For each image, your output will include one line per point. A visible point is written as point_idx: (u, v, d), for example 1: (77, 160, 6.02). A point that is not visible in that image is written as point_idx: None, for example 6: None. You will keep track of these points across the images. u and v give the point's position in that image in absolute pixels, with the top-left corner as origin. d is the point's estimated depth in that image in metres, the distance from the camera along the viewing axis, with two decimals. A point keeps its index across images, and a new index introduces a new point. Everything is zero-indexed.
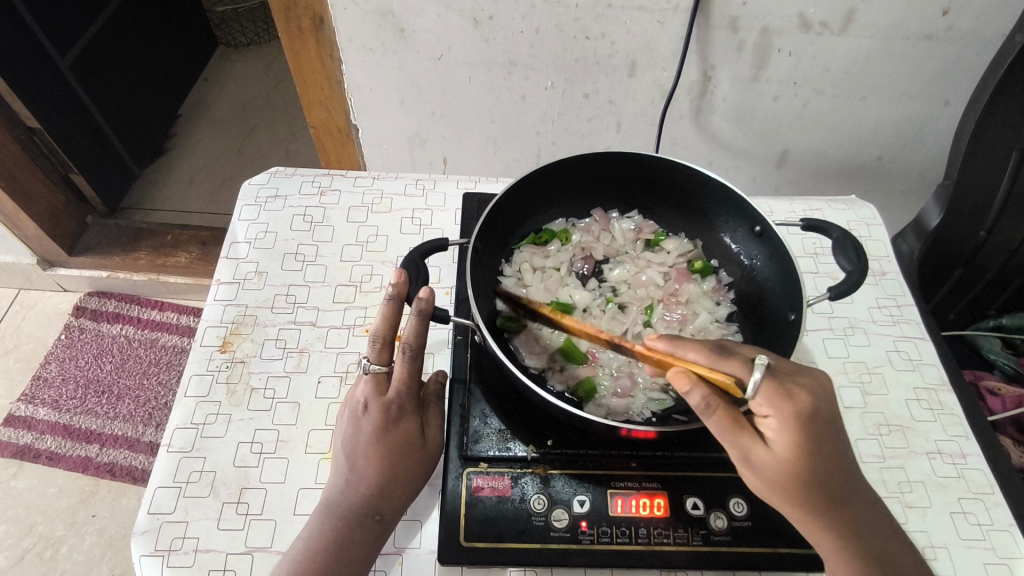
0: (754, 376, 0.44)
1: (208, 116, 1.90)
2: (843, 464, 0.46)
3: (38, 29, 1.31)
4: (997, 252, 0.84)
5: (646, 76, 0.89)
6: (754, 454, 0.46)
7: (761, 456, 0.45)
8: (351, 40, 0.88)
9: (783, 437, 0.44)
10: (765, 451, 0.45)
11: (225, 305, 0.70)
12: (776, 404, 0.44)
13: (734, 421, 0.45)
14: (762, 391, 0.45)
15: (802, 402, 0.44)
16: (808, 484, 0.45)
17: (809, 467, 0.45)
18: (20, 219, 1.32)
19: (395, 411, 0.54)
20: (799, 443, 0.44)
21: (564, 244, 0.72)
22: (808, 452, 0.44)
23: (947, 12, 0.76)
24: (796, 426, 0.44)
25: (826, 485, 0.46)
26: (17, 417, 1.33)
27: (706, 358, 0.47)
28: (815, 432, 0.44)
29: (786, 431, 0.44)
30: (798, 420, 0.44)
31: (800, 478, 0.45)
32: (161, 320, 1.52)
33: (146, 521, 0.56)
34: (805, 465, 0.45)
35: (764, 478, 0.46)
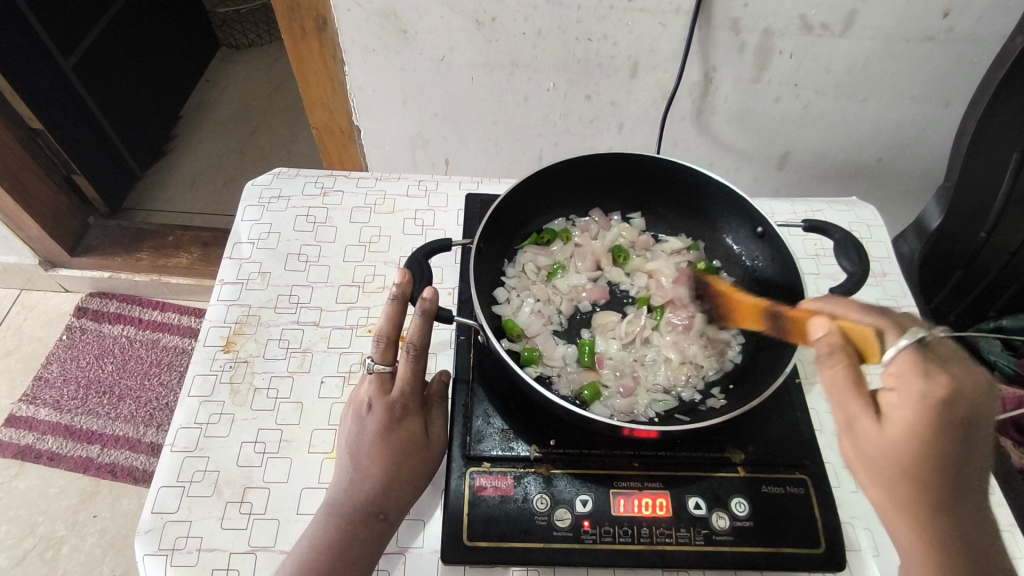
0: (897, 344, 0.43)
1: (210, 117, 1.90)
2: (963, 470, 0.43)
3: (42, 29, 1.31)
4: (998, 253, 0.83)
5: (648, 77, 0.89)
6: (862, 426, 0.44)
7: (868, 430, 0.44)
8: (354, 41, 0.88)
9: (905, 414, 0.42)
10: (874, 425, 0.44)
11: (228, 305, 0.70)
12: (910, 378, 0.42)
13: (854, 379, 0.45)
14: (900, 358, 0.43)
15: (944, 385, 0.41)
16: (915, 475, 0.43)
17: (924, 456, 0.42)
18: (23, 219, 1.33)
19: (399, 411, 0.54)
20: (915, 425, 0.42)
21: (565, 243, 0.72)
22: (924, 439, 0.42)
23: (947, 14, 0.77)
24: (921, 404, 0.41)
25: (938, 485, 0.43)
26: (19, 418, 1.33)
27: (868, 313, 0.46)
28: (946, 421, 0.41)
29: (909, 409, 0.42)
30: (928, 403, 0.41)
31: (907, 465, 0.43)
32: (163, 321, 1.52)
33: (149, 520, 0.56)
34: (917, 452, 0.42)
35: (865, 454, 0.45)
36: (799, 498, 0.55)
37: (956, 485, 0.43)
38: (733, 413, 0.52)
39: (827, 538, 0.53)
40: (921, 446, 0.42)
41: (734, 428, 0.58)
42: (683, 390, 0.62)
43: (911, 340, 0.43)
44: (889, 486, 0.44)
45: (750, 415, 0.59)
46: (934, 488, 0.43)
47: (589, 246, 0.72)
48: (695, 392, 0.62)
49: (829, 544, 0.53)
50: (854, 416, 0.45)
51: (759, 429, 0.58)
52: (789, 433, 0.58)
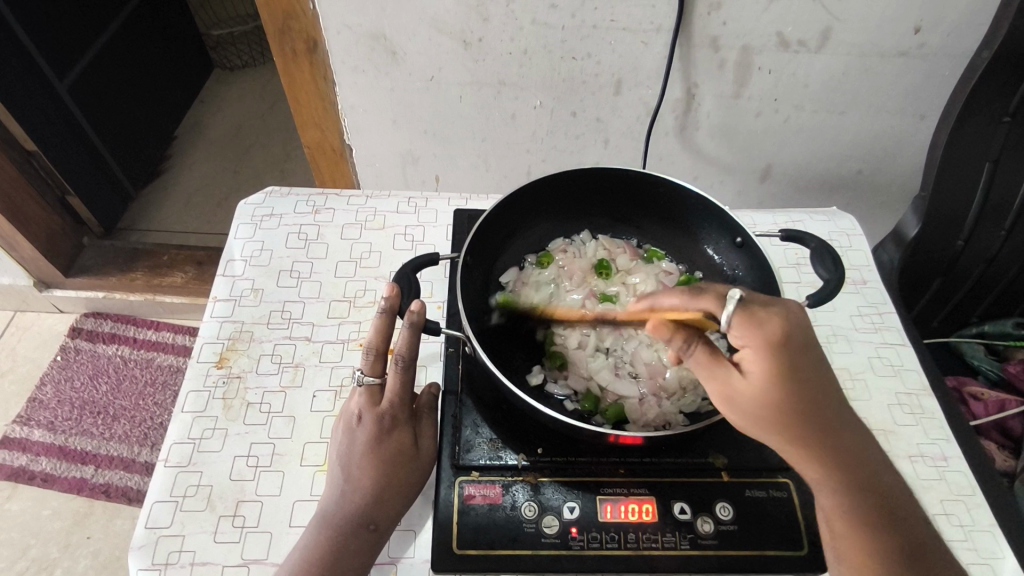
0: (726, 305, 0.46)
1: (204, 138, 1.92)
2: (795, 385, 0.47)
3: (37, 54, 1.33)
4: (976, 261, 0.86)
5: (632, 93, 0.92)
6: (734, 391, 0.47)
7: (742, 392, 0.47)
8: (344, 62, 0.90)
9: (758, 372, 0.46)
10: (744, 383, 0.47)
11: (221, 322, 0.71)
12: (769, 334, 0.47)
13: (710, 358, 0.48)
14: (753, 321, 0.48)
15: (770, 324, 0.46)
16: (794, 417, 0.47)
17: (788, 397, 0.46)
18: (18, 241, 1.34)
19: (389, 422, 0.55)
20: (774, 373, 0.46)
21: (546, 263, 0.73)
22: (775, 377, 0.46)
23: (918, 30, 0.80)
24: (770, 355, 0.45)
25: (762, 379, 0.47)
26: (12, 439, 1.33)
27: (688, 301, 0.48)
28: (786, 357, 0.46)
29: (761, 361, 0.46)
30: (770, 347, 0.45)
31: (777, 410, 0.47)
32: (157, 340, 1.52)
33: (143, 534, 0.57)
34: (780, 396, 0.46)
35: (748, 415, 0.48)
36: (783, 501, 0.56)
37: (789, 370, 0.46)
38: (718, 418, 0.54)
39: (811, 539, 0.54)
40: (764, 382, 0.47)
41: (717, 434, 0.59)
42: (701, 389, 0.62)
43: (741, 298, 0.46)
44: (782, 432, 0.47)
45: (733, 421, 0.60)
46: (810, 423, 0.47)
47: (570, 264, 0.73)
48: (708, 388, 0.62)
49: (813, 547, 0.54)
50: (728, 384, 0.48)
51: (742, 435, 0.60)
52: None
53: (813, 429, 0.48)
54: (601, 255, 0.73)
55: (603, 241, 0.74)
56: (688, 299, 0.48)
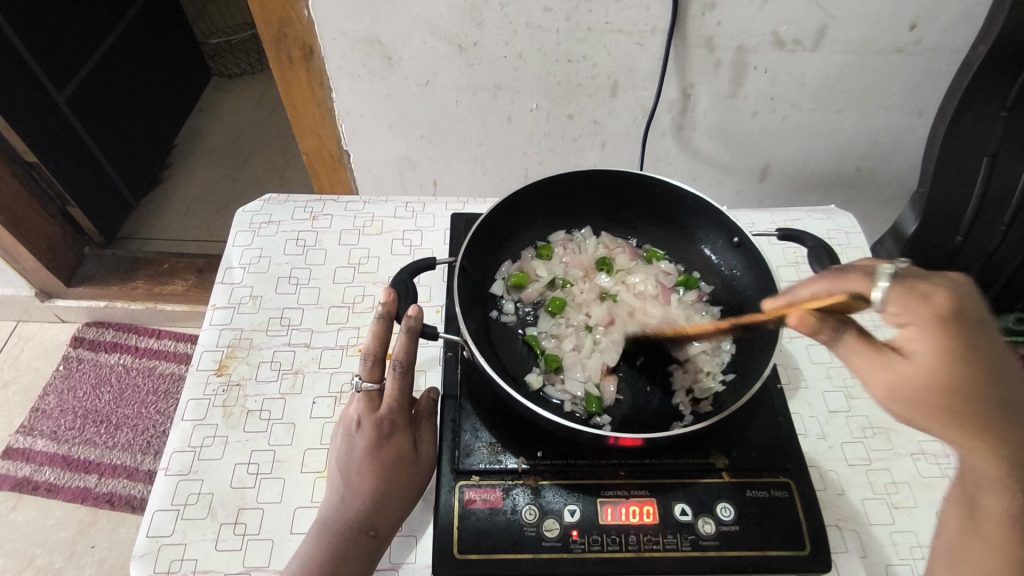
0: (880, 285, 0.44)
1: (203, 146, 1.93)
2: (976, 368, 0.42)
3: (36, 66, 1.34)
4: (976, 255, 0.85)
5: (628, 95, 0.92)
6: (899, 373, 0.43)
7: (907, 376, 0.43)
8: (340, 68, 0.91)
9: (926, 347, 0.42)
10: (910, 364, 0.43)
11: (221, 329, 0.71)
12: (911, 310, 0.43)
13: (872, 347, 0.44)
14: (892, 298, 0.43)
15: (941, 305, 0.42)
16: (963, 402, 0.42)
17: (964, 377, 0.42)
18: (19, 251, 1.34)
19: (388, 428, 0.55)
20: (952, 353, 0.42)
21: (548, 257, 0.73)
22: (949, 352, 0.42)
23: (913, 26, 0.79)
24: (943, 331, 0.42)
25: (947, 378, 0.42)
26: (16, 449, 1.33)
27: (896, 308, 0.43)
28: (959, 331, 0.42)
29: (933, 337, 0.42)
30: (942, 323, 0.42)
31: (952, 393, 0.42)
32: (159, 348, 1.53)
33: (145, 544, 0.57)
34: (955, 377, 0.42)
35: (914, 402, 0.43)
36: (784, 501, 0.56)
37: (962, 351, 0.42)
38: (717, 419, 0.54)
39: (813, 539, 0.54)
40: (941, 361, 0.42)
41: (717, 435, 0.59)
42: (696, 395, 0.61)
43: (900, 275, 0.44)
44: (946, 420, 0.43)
45: (734, 422, 0.60)
46: (980, 411, 0.42)
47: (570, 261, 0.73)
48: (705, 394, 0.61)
49: (814, 546, 0.54)
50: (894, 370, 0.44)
51: (742, 434, 0.59)
52: (772, 438, 0.59)
53: (986, 417, 0.43)
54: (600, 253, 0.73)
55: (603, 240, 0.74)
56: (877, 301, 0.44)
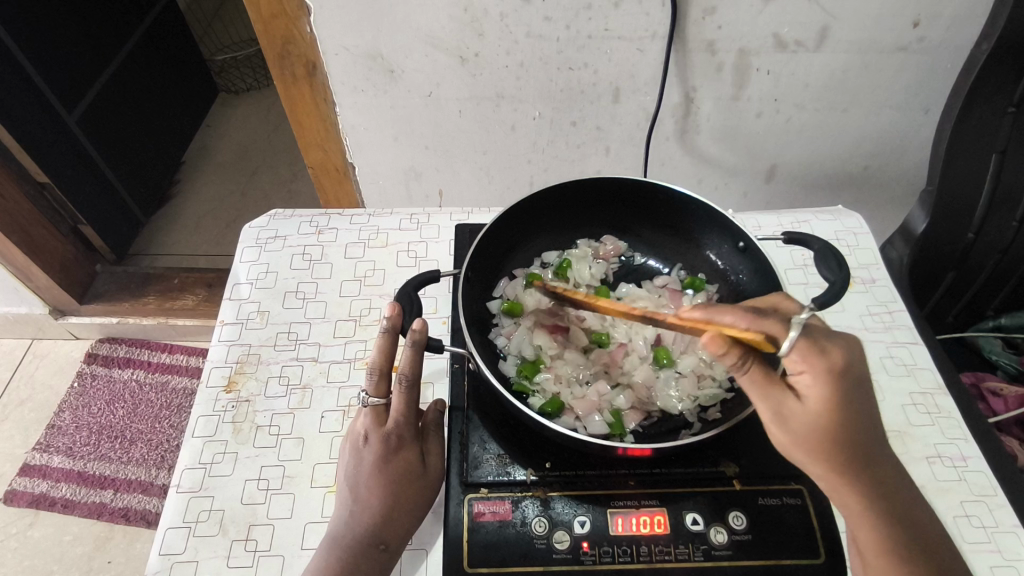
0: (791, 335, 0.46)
1: (212, 162, 1.95)
2: (858, 418, 0.47)
3: (45, 87, 1.36)
4: (989, 252, 0.84)
5: (631, 100, 0.91)
6: (790, 412, 0.47)
7: (796, 415, 0.47)
8: (344, 83, 0.91)
9: (818, 394, 0.46)
10: (801, 407, 0.47)
11: (229, 345, 0.72)
12: (811, 361, 0.46)
13: (767, 380, 0.47)
14: (797, 347, 0.46)
15: (838, 358, 0.46)
16: (835, 448, 0.47)
17: (845, 425, 0.47)
18: (32, 270, 1.36)
19: (395, 441, 0.55)
20: (835, 401, 0.46)
21: (539, 285, 0.71)
22: (834, 401, 0.46)
23: (917, 24, 0.79)
24: (832, 382, 0.46)
25: (843, 429, 0.47)
26: (33, 466, 1.35)
27: (747, 321, 0.47)
28: (846, 387, 0.46)
29: (822, 386, 0.46)
30: (831, 374, 0.46)
31: (830, 437, 0.47)
32: (172, 363, 1.54)
33: (157, 562, 0.57)
34: (833, 424, 0.46)
35: (798, 439, 0.47)
36: (797, 508, 0.55)
37: (854, 411, 0.47)
38: (726, 426, 0.53)
39: (826, 547, 0.53)
40: (829, 412, 0.46)
41: (728, 442, 0.59)
42: (706, 406, 0.61)
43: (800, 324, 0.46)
44: (821, 461, 0.47)
45: (744, 428, 0.60)
46: (855, 451, 0.47)
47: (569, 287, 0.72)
48: (715, 404, 0.61)
49: (829, 553, 0.53)
50: (780, 404, 0.48)
51: (754, 441, 0.59)
52: None
53: (857, 455, 0.48)
54: (565, 256, 0.74)
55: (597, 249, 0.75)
56: (749, 317, 0.47)
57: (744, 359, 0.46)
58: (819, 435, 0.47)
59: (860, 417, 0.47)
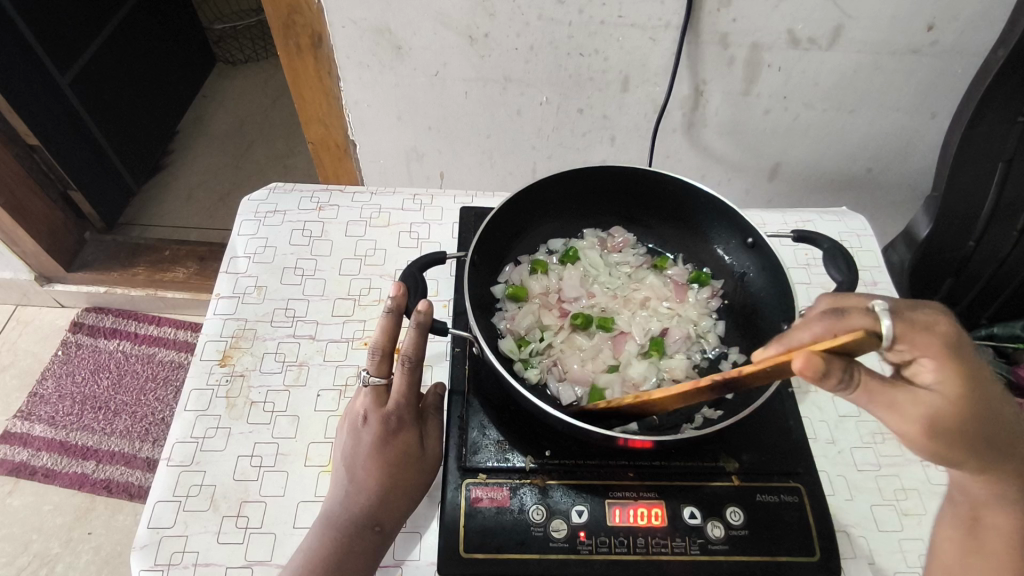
0: (887, 321, 0.41)
1: (206, 133, 1.91)
2: (989, 388, 0.44)
3: (37, 46, 1.32)
4: (987, 261, 0.84)
5: (640, 90, 0.90)
6: (930, 411, 0.42)
7: (940, 413, 0.42)
8: (349, 57, 0.89)
9: (945, 376, 0.42)
10: (935, 398, 0.42)
11: (225, 319, 0.70)
12: (923, 340, 0.42)
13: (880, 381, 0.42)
14: (900, 331, 0.42)
15: (941, 328, 0.43)
16: (982, 434, 0.44)
17: (984, 405, 0.43)
18: (19, 235, 1.33)
19: (395, 423, 0.54)
20: (967, 379, 0.42)
21: (543, 272, 0.71)
22: (968, 381, 0.42)
23: (931, 28, 0.78)
24: (953, 358, 0.43)
25: (984, 409, 0.43)
26: (13, 434, 1.33)
27: (830, 326, 0.42)
28: (967, 359, 0.43)
29: (948, 369, 0.42)
30: (948, 351, 0.43)
31: (974, 426, 0.43)
32: (159, 335, 1.52)
33: (146, 535, 0.56)
34: (975, 408, 0.43)
35: (948, 438, 0.43)
36: (794, 506, 0.55)
37: (985, 383, 0.44)
38: (729, 421, 0.53)
39: (822, 545, 0.54)
40: (971, 391, 0.42)
41: (727, 437, 0.59)
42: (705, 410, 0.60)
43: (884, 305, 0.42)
44: (974, 452, 0.44)
45: (743, 425, 0.60)
46: (997, 432, 0.45)
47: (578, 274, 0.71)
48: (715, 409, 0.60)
49: (824, 552, 0.53)
50: (918, 409, 0.42)
51: (752, 438, 0.59)
52: (783, 441, 0.59)
53: (999, 436, 0.45)
54: (571, 244, 0.73)
55: (603, 239, 0.75)
56: (831, 320, 0.42)
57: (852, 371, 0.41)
58: (968, 424, 0.43)
59: (993, 396, 0.44)
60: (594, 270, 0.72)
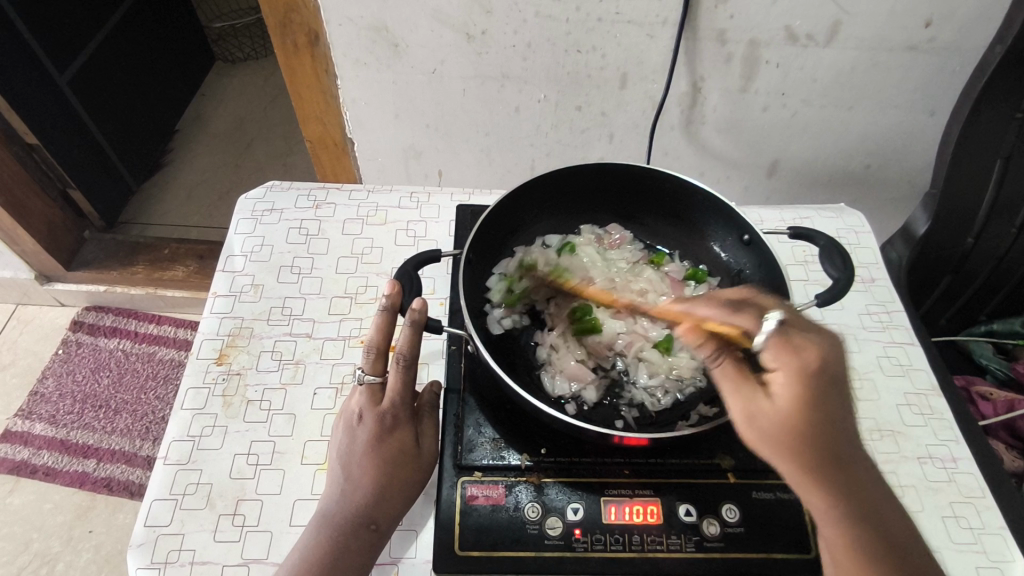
0: (765, 325, 0.46)
1: (205, 131, 1.91)
2: (830, 419, 0.44)
3: (35, 45, 1.32)
4: (986, 258, 0.84)
5: (638, 87, 0.90)
6: (757, 410, 0.45)
7: (766, 414, 0.44)
8: (346, 55, 0.89)
9: (785, 391, 0.44)
10: (768, 405, 0.44)
11: (221, 318, 0.71)
12: (783, 357, 0.45)
13: (739, 372, 0.46)
14: (769, 342, 0.46)
15: (812, 359, 0.45)
16: (810, 453, 0.44)
17: (810, 428, 0.43)
18: (18, 234, 1.33)
19: (390, 421, 0.54)
20: (801, 401, 0.44)
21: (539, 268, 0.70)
22: (804, 402, 0.44)
23: (930, 24, 0.78)
24: (801, 380, 0.44)
25: (814, 433, 0.44)
26: (14, 432, 1.33)
27: (723, 315, 0.49)
28: (819, 387, 0.44)
29: (792, 387, 0.44)
30: (802, 373, 0.44)
31: (804, 447, 0.44)
32: (159, 334, 1.52)
33: (142, 533, 0.56)
34: (805, 427, 0.44)
35: (764, 440, 0.44)
36: (790, 503, 0.55)
37: (827, 410, 0.44)
38: (725, 418, 0.53)
39: (818, 543, 0.54)
40: (802, 409, 0.44)
41: (724, 435, 0.59)
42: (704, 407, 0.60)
43: (778, 312, 0.47)
44: (797, 466, 0.44)
45: (739, 423, 0.60)
46: (829, 453, 0.44)
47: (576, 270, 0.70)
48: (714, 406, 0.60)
49: (819, 550, 0.53)
50: (749, 401, 0.45)
51: None
52: None
53: (831, 458, 0.44)
54: (567, 239, 0.72)
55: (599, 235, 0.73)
56: (724, 310, 0.50)
57: (721, 350, 0.47)
58: (796, 438, 0.43)
59: (839, 424, 0.44)
60: (594, 271, 0.69)
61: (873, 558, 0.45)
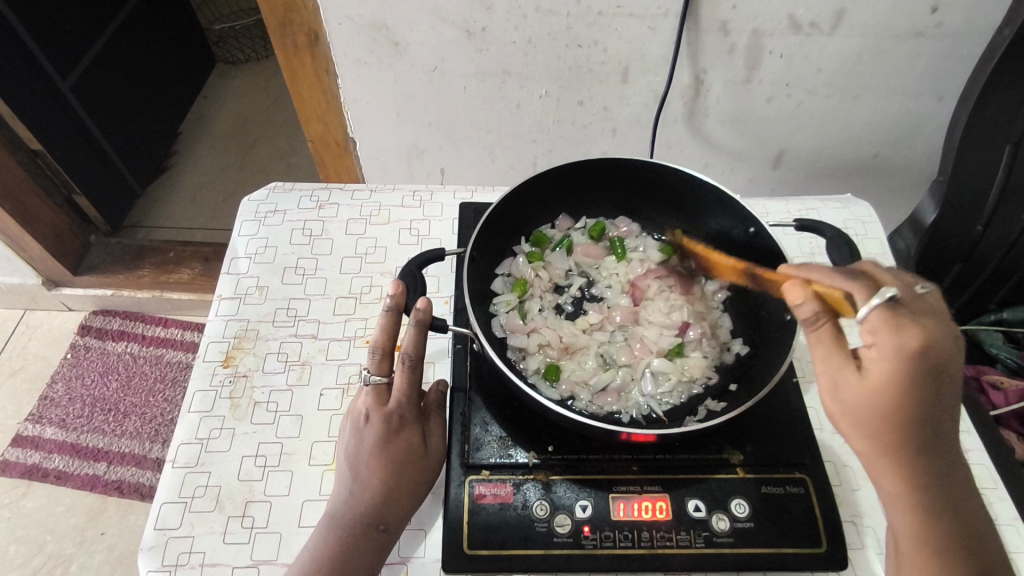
0: (870, 302, 0.44)
1: (208, 134, 1.91)
2: (923, 405, 0.44)
3: (38, 51, 1.32)
4: (997, 245, 0.83)
5: (640, 81, 0.90)
6: (845, 382, 0.46)
7: (852, 386, 0.45)
8: (346, 54, 0.89)
9: (881, 370, 0.44)
10: (857, 380, 0.45)
11: (227, 320, 0.71)
12: (884, 334, 0.44)
13: (838, 341, 0.46)
14: (871, 318, 0.45)
15: (916, 339, 0.43)
16: (886, 430, 0.45)
17: (904, 411, 0.44)
18: (25, 240, 1.34)
19: (396, 421, 0.54)
20: (897, 383, 0.44)
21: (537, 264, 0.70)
22: (895, 387, 0.44)
23: (935, 10, 0.77)
24: (901, 362, 0.43)
25: (904, 418, 0.44)
26: (25, 437, 1.34)
27: (830, 282, 0.47)
28: (919, 371, 0.43)
29: (889, 368, 0.44)
30: (904, 355, 0.43)
31: (885, 423, 0.45)
32: (166, 337, 1.52)
33: (152, 536, 0.56)
34: (897, 407, 0.44)
35: (848, 412, 0.46)
36: (799, 498, 0.55)
37: (923, 400, 0.44)
38: (731, 414, 0.52)
39: (829, 538, 0.53)
40: (894, 395, 0.44)
41: (731, 429, 0.58)
42: (709, 404, 0.60)
43: (887, 292, 0.44)
44: (875, 442, 0.46)
45: (748, 416, 0.59)
46: (912, 433, 0.45)
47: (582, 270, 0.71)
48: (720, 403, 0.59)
49: (831, 543, 0.53)
50: (841, 376, 0.46)
51: (758, 428, 0.59)
52: (787, 432, 0.58)
53: (912, 440, 0.45)
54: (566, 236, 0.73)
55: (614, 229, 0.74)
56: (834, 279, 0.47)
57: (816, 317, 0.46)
58: (878, 417, 0.45)
59: (931, 413, 0.45)
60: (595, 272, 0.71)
61: (932, 540, 0.47)
